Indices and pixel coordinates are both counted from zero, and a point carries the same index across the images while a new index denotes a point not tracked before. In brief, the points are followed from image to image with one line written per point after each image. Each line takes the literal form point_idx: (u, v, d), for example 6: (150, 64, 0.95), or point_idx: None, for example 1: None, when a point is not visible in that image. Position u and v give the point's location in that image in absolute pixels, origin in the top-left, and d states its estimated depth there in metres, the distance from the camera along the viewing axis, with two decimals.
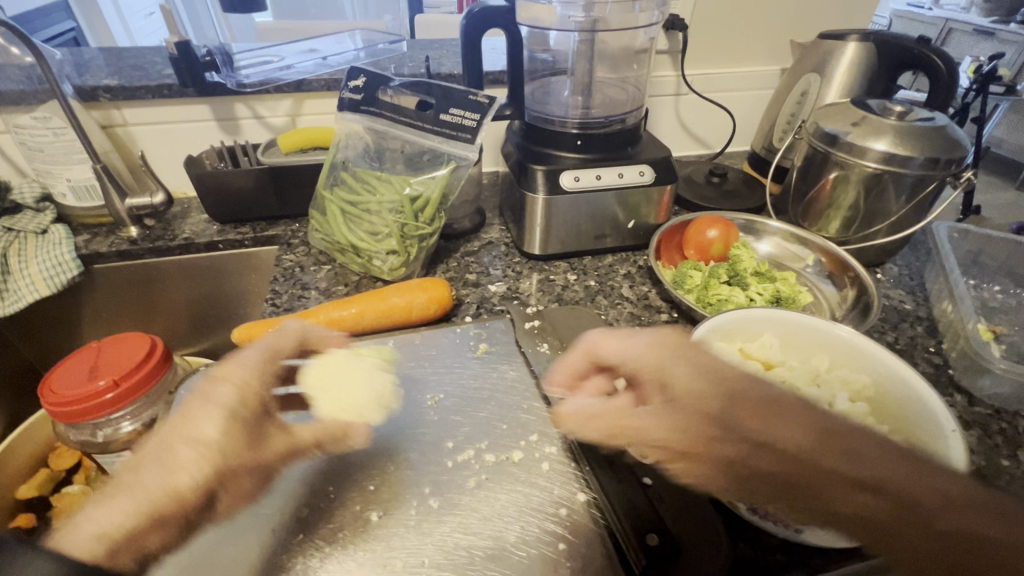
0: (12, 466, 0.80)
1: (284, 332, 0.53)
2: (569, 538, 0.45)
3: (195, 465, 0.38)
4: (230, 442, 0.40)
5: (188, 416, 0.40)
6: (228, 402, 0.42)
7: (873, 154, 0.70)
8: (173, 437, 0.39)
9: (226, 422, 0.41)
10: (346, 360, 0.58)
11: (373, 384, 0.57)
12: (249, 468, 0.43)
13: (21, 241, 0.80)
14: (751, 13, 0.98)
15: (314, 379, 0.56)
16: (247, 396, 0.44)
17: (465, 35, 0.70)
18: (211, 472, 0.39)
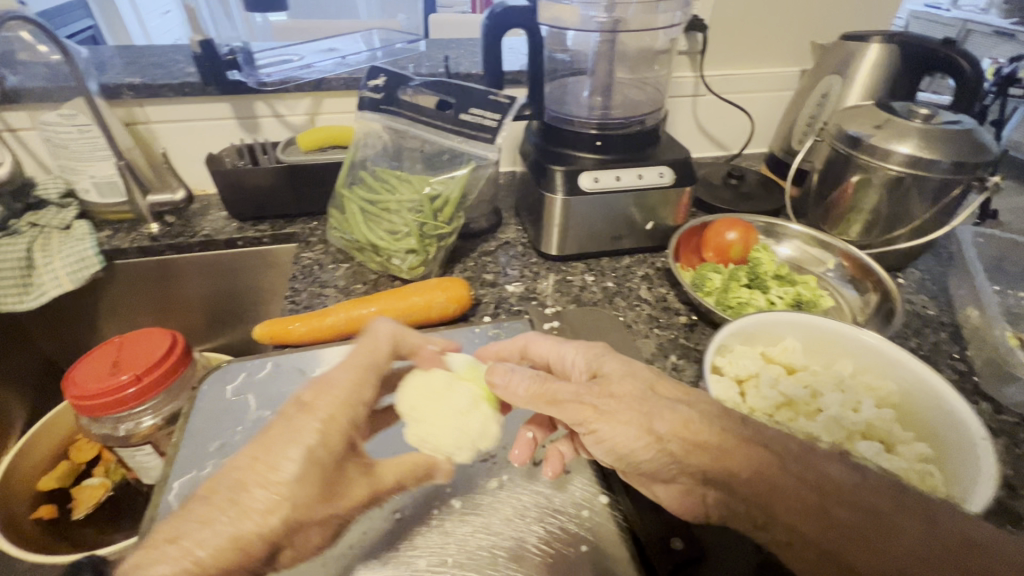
0: (34, 457, 0.82)
1: (377, 343, 0.46)
2: (591, 540, 0.45)
3: (266, 514, 0.36)
4: (304, 491, 0.38)
5: (270, 453, 0.38)
6: (311, 444, 0.39)
7: (897, 157, 0.69)
8: (247, 476, 0.37)
9: (305, 470, 0.38)
10: (446, 384, 0.50)
11: (474, 414, 0.49)
12: (319, 517, 0.41)
13: (45, 237, 0.81)
14: (771, 14, 0.98)
15: (412, 396, 0.50)
16: (332, 438, 0.40)
17: (486, 35, 0.70)
18: (278, 520, 0.37)
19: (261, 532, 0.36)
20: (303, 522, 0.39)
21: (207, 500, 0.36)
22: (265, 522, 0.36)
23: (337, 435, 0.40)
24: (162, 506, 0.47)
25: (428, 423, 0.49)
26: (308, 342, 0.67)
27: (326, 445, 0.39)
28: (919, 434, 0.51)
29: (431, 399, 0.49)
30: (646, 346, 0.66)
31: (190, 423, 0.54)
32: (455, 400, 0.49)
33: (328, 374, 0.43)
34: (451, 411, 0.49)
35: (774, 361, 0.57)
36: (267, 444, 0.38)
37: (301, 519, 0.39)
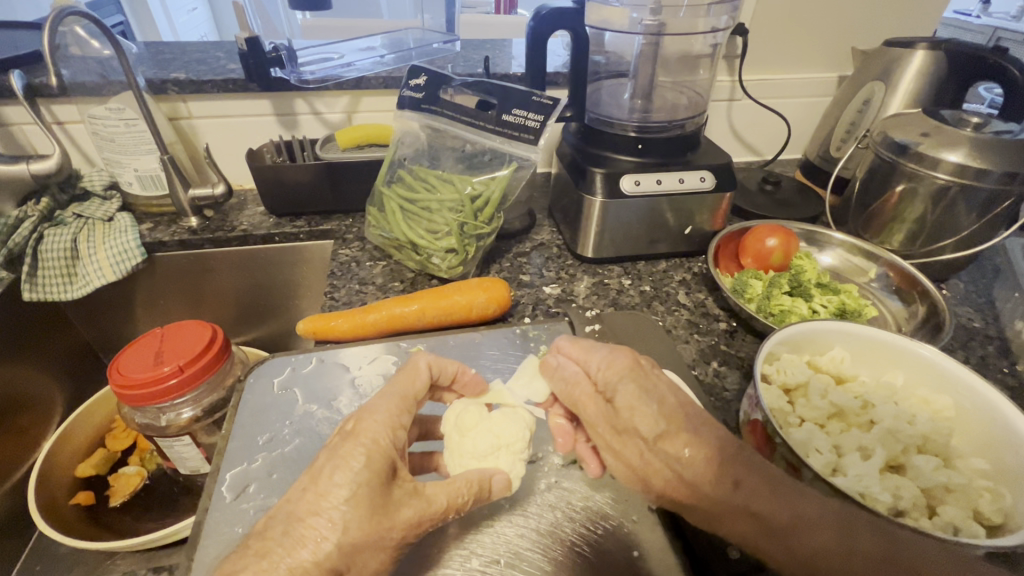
0: (73, 443, 0.83)
1: (414, 372, 0.45)
2: (643, 546, 0.45)
3: (321, 544, 0.34)
4: (360, 516, 0.35)
5: (320, 481, 0.36)
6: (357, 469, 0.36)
7: (946, 166, 0.68)
8: (301, 507, 0.35)
9: (356, 492, 0.35)
10: (483, 420, 0.49)
11: (491, 458, 0.47)
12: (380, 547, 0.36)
13: (89, 228, 0.82)
14: (812, 19, 0.96)
15: (458, 426, 0.49)
16: (381, 461, 0.37)
17: (530, 35, 0.70)
18: (337, 552, 0.34)
19: (317, 561, 0.33)
20: (365, 552, 0.35)
21: (263, 535, 0.35)
22: (320, 550, 0.34)
23: (385, 456, 0.38)
24: (215, 497, 0.48)
25: (453, 457, 0.48)
26: (349, 338, 0.68)
27: (375, 468, 0.37)
28: (978, 450, 0.49)
29: (456, 434, 0.49)
30: (686, 351, 0.66)
31: (239, 416, 0.55)
32: (475, 440, 0.47)
33: (371, 400, 0.42)
34: (466, 450, 0.47)
35: (822, 370, 0.56)
36: (315, 473, 0.37)
37: (363, 550, 0.35)
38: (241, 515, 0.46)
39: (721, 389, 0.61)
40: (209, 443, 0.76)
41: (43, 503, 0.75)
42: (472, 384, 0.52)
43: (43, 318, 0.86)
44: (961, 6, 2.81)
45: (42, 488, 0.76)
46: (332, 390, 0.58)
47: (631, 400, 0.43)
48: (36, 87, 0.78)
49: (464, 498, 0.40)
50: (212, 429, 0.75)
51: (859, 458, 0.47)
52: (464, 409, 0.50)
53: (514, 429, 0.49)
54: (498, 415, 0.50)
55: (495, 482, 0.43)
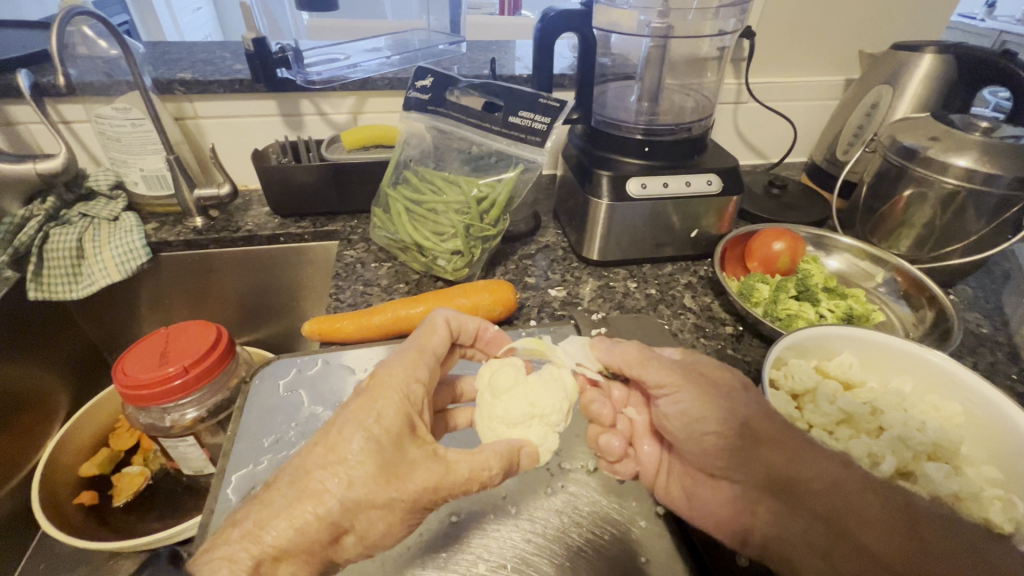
0: (77, 443, 0.83)
1: (433, 327, 0.45)
2: (651, 553, 0.45)
3: (324, 496, 0.33)
4: (368, 470, 0.34)
5: (329, 435, 0.35)
6: (369, 424, 0.36)
7: (954, 171, 0.67)
8: (309, 458, 0.35)
9: (365, 449, 0.35)
10: (518, 383, 0.47)
11: (523, 427, 0.45)
12: (385, 505, 0.35)
13: (95, 227, 0.82)
14: (820, 23, 0.96)
15: (492, 383, 0.48)
16: (395, 417, 0.37)
17: (538, 38, 0.70)
18: (341, 505, 0.34)
19: (319, 515, 0.33)
20: (370, 511, 0.35)
21: (269, 486, 0.34)
22: (323, 502, 0.33)
23: (400, 413, 0.37)
24: (220, 499, 0.47)
25: (484, 417, 0.47)
26: (353, 339, 0.67)
27: (387, 423, 0.36)
28: (990, 458, 0.49)
29: (490, 395, 0.47)
30: None
31: (245, 416, 0.55)
32: (507, 406, 0.46)
33: (389, 357, 0.41)
34: (498, 415, 0.46)
35: (830, 376, 0.55)
36: (326, 427, 0.36)
37: (369, 506, 0.34)
38: None
39: None
40: (213, 443, 0.75)
41: (46, 502, 0.75)
42: (494, 341, 0.51)
43: (49, 316, 0.86)
44: (966, 9, 2.80)
45: (45, 488, 0.76)
46: (338, 392, 0.58)
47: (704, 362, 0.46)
48: (44, 87, 0.78)
49: (490, 471, 0.39)
50: (216, 430, 0.75)
51: None
52: (499, 367, 0.49)
53: (551, 399, 0.46)
54: (535, 381, 0.48)
55: (524, 456, 0.43)
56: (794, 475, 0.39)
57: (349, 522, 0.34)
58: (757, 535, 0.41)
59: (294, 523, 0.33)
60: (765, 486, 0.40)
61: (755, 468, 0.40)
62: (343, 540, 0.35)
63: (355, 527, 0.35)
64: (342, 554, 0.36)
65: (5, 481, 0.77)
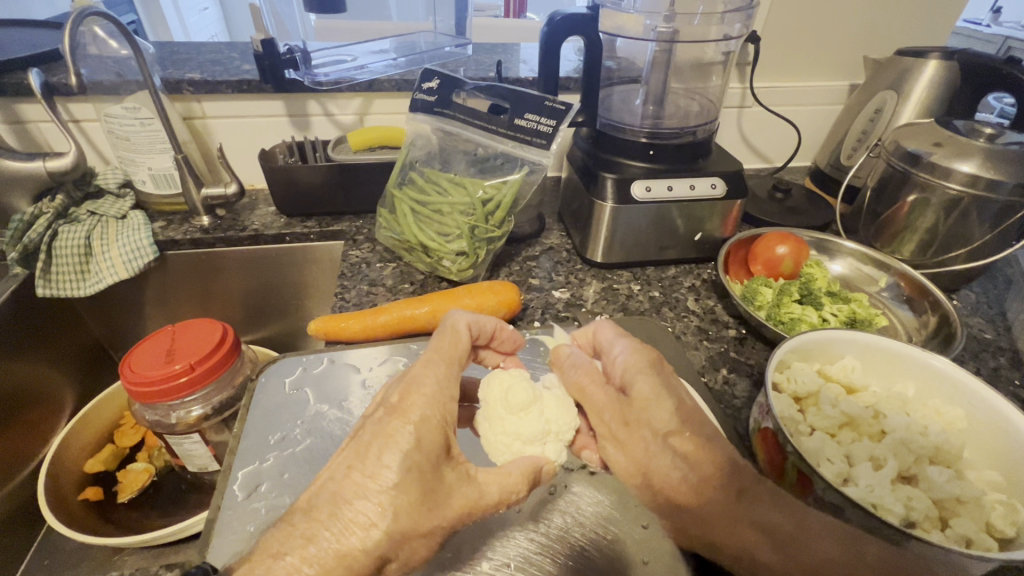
0: (82, 440, 0.83)
1: (455, 333, 0.45)
2: (654, 554, 0.45)
3: (366, 530, 0.34)
4: (412, 498, 0.35)
5: (368, 461, 0.36)
6: (408, 452, 0.36)
7: (958, 176, 0.68)
8: (349, 489, 0.35)
9: (405, 475, 0.35)
10: (530, 399, 0.47)
11: (538, 444, 0.46)
12: (426, 535, 0.36)
13: (103, 225, 0.83)
14: (825, 28, 0.96)
15: (502, 398, 0.48)
16: (434, 442, 0.37)
17: (544, 41, 0.71)
18: (389, 537, 0.34)
19: (366, 547, 0.34)
20: (413, 539, 0.35)
21: (308, 515, 0.35)
22: (369, 536, 0.34)
23: (437, 435, 0.38)
24: (227, 496, 0.48)
25: (495, 430, 0.47)
26: (360, 339, 0.68)
27: (426, 449, 0.37)
28: (992, 463, 0.49)
29: (504, 409, 0.47)
30: (695, 358, 0.66)
31: (251, 414, 0.55)
32: (524, 419, 0.46)
33: (414, 370, 0.41)
34: (512, 431, 0.46)
35: (833, 380, 0.55)
36: (362, 452, 0.36)
37: (414, 535, 0.35)
38: (253, 514, 0.46)
39: (729, 397, 0.61)
40: (218, 441, 0.76)
41: (51, 496, 0.75)
42: (508, 340, 0.51)
43: (55, 313, 0.87)
44: (971, 15, 2.79)
45: (50, 483, 0.76)
46: (342, 391, 0.58)
47: (648, 392, 0.45)
48: (55, 86, 0.79)
49: (518, 495, 0.40)
50: (220, 428, 0.75)
51: (870, 468, 0.47)
52: (508, 376, 0.50)
53: (566, 417, 0.48)
54: (551, 398, 0.49)
55: (544, 473, 0.43)
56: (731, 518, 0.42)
57: (396, 553, 0.35)
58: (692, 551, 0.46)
59: (346, 564, 0.33)
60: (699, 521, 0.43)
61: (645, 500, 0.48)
62: (387, 568, 0.35)
63: (400, 556, 0.35)
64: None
65: (12, 475, 0.78)
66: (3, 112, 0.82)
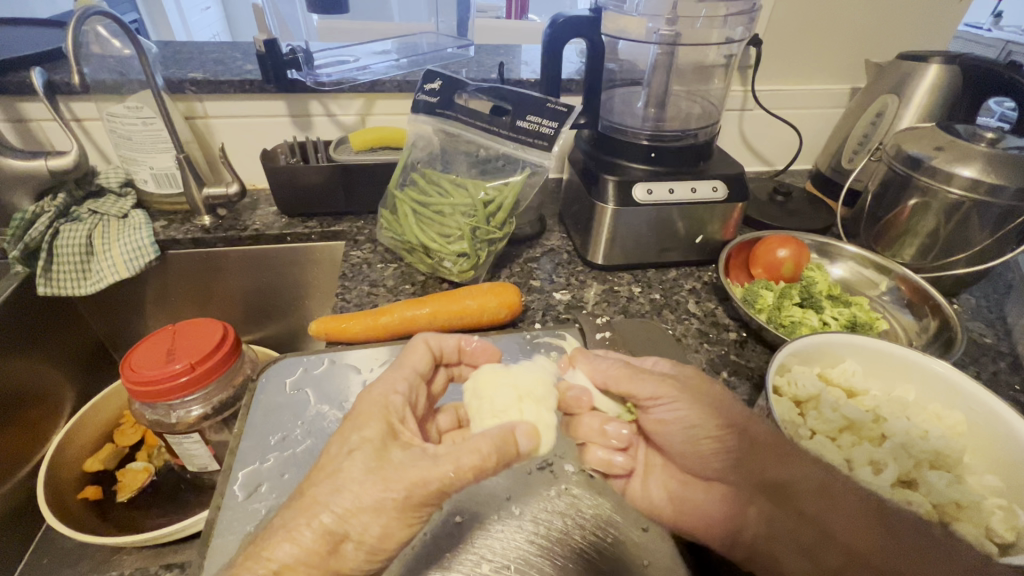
0: (82, 439, 0.83)
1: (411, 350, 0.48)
2: (653, 557, 0.45)
3: (313, 513, 0.34)
4: (354, 472, 0.35)
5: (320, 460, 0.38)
6: (352, 439, 0.37)
7: (959, 180, 0.68)
8: (304, 483, 0.36)
9: (351, 457, 0.36)
10: (495, 380, 0.48)
11: (513, 412, 0.45)
12: (374, 509, 0.35)
13: (104, 225, 0.83)
14: (827, 32, 0.96)
15: (473, 392, 0.48)
16: (375, 425, 0.38)
17: (546, 44, 0.71)
18: (332, 511, 0.34)
19: (313, 526, 0.34)
20: (361, 513, 0.35)
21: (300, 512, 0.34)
22: (315, 516, 0.34)
23: (379, 421, 0.39)
24: (227, 496, 0.48)
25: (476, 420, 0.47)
26: (361, 340, 0.68)
27: (366, 432, 0.37)
28: (991, 467, 0.49)
29: (475, 398, 0.47)
30: (696, 361, 0.66)
31: (251, 414, 0.55)
32: (494, 397, 0.46)
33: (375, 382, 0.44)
34: (486, 410, 0.46)
35: (834, 383, 0.55)
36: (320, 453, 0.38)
37: (360, 507, 0.35)
38: (253, 514, 0.46)
39: None
40: (217, 441, 0.76)
41: (51, 496, 0.75)
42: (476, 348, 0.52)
43: (55, 311, 0.87)
44: (972, 18, 2.79)
45: (49, 481, 0.76)
46: (343, 392, 0.58)
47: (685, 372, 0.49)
48: (57, 85, 0.79)
49: (480, 453, 0.37)
50: (220, 428, 0.75)
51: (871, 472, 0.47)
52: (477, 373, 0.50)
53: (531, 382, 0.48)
54: (515, 372, 0.49)
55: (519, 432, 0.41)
56: (789, 477, 0.41)
57: (345, 528, 0.34)
58: (748, 533, 0.46)
59: (291, 539, 0.34)
60: (758, 489, 0.43)
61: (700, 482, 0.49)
62: (344, 544, 0.35)
63: (347, 530, 0.35)
64: (345, 562, 0.35)
65: (11, 474, 0.78)
66: (5, 111, 0.82)
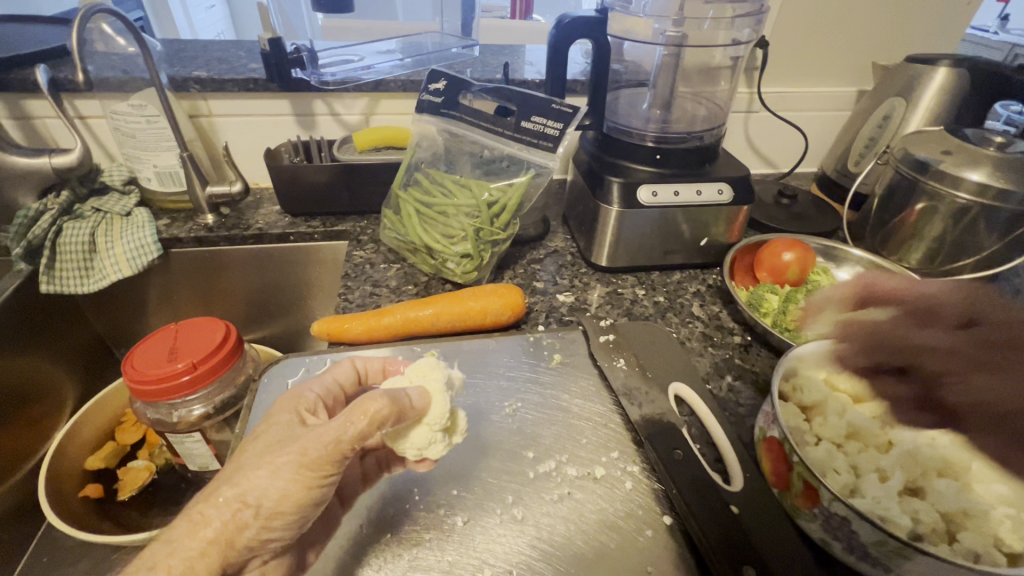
0: (83, 436, 0.83)
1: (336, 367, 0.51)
2: (656, 562, 0.45)
3: (216, 489, 0.38)
4: (257, 448, 0.39)
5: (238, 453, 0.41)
6: (258, 430, 0.41)
7: (967, 185, 0.67)
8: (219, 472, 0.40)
9: (257, 439, 0.40)
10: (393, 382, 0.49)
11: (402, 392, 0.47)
12: (267, 475, 0.38)
13: (108, 222, 0.83)
14: (834, 34, 0.96)
15: None
16: (283, 415, 0.42)
17: (552, 44, 0.71)
18: (230, 483, 0.37)
19: (213, 501, 0.37)
20: (257, 475, 0.37)
21: None
22: (217, 490, 0.37)
23: (289, 412, 0.43)
24: None
25: None
26: (362, 340, 0.67)
27: (274, 418, 0.42)
28: None
29: None
30: (700, 364, 0.66)
31: (252, 412, 0.55)
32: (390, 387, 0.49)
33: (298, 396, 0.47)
34: None
35: (840, 390, 0.55)
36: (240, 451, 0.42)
37: (256, 472, 0.38)
38: None
39: (734, 404, 0.60)
40: (219, 440, 0.76)
41: (52, 494, 0.75)
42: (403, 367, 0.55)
43: (58, 309, 0.87)
44: (978, 23, 2.77)
45: (51, 480, 0.76)
46: None
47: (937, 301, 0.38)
48: (62, 82, 0.79)
49: (356, 411, 0.40)
50: (222, 427, 0.75)
51: (878, 480, 0.46)
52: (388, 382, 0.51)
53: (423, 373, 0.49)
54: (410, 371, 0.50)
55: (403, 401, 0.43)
56: None
57: (244, 499, 0.37)
58: None
59: (192, 521, 0.36)
60: None
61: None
62: (242, 517, 0.37)
63: (244, 497, 0.37)
64: (245, 533, 0.37)
65: (13, 472, 0.78)
66: (10, 108, 0.82)
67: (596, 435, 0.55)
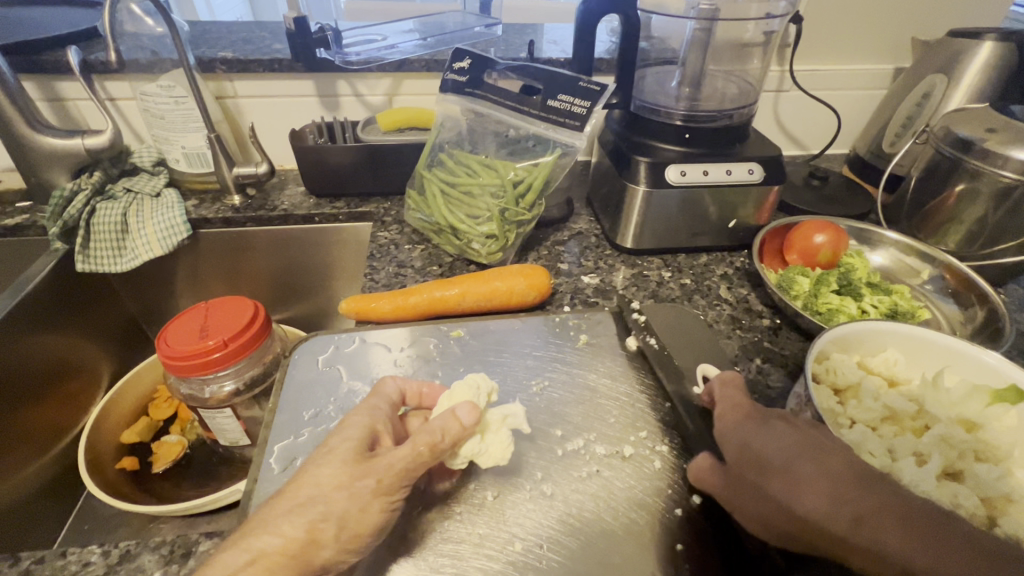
0: (116, 412, 0.86)
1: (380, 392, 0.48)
2: (687, 540, 0.45)
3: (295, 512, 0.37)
4: (335, 468, 0.39)
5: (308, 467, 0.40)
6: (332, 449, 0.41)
7: (1013, 164, 0.64)
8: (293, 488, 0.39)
9: (331, 459, 0.40)
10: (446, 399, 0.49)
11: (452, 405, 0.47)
12: (350, 502, 0.38)
13: (138, 203, 0.85)
14: (871, 7, 0.92)
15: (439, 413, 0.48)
16: (356, 431, 0.42)
17: (579, 20, 0.69)
18: (313, 504, 0.37)
19: (293, 523, 0.37)
20: (337, 497, 0.38)
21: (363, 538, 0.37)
22: (298, 516, 0.37)
23: (363, 430, 0.43)
24: (263, 468, 0.49)
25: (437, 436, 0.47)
26: (389, 318, 0.68)
27: (347, 434, 0.42)
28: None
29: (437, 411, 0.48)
30: (728, 347, 0.65)
31: (283, 392, 0.56)
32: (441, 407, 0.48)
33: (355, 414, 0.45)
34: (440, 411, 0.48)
35: (875, 372, 0.54)
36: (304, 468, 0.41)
37: (338, 492, 0.38)
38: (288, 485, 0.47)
39: (763, 387, 0.59)
40: (249, 416, 0.78)
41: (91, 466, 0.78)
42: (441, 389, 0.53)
43: (92, 288, 0.89)
44: None
45: (90, 451, 0.79)
46: (373, 368, 0.59)
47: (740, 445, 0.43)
48: (92, 64, 0.80)
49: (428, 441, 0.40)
50: (251, 403, 0.77)
51: (915, 463, 0.45)
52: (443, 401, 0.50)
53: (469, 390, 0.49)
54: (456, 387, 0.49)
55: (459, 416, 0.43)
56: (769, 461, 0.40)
57: (327, 516, 0.37)
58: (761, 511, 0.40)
59: (275, 534, 0.36)
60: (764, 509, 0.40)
61: (760, 490, 0.40)
62: (321, 535, 0.37)
63: (328, 514, 0.37)
64: (322, 553, 0.37)
65: (53, 444, 0.81)
66: (42, 90, 0.84)
67: (624, 414, 0.55)
